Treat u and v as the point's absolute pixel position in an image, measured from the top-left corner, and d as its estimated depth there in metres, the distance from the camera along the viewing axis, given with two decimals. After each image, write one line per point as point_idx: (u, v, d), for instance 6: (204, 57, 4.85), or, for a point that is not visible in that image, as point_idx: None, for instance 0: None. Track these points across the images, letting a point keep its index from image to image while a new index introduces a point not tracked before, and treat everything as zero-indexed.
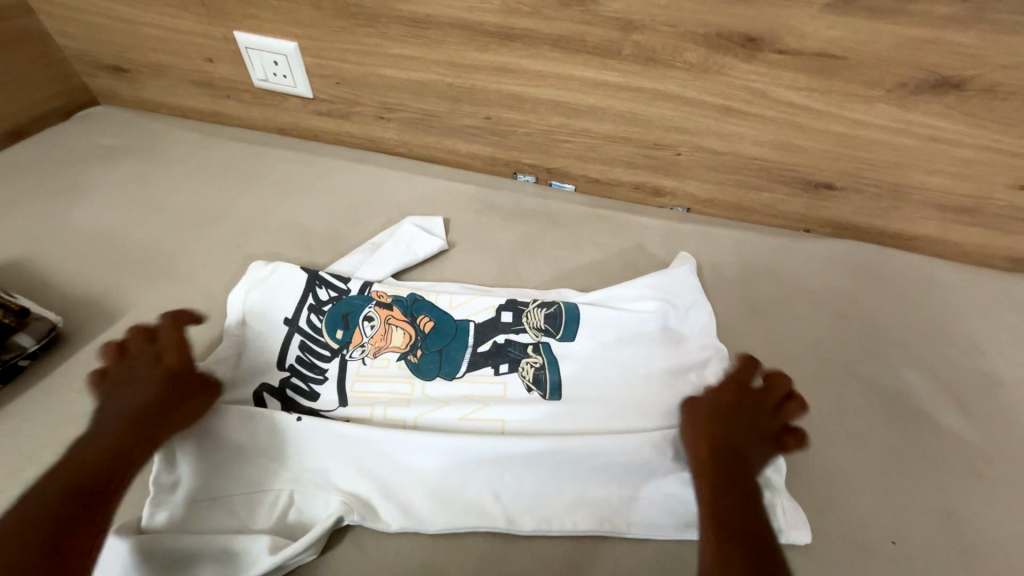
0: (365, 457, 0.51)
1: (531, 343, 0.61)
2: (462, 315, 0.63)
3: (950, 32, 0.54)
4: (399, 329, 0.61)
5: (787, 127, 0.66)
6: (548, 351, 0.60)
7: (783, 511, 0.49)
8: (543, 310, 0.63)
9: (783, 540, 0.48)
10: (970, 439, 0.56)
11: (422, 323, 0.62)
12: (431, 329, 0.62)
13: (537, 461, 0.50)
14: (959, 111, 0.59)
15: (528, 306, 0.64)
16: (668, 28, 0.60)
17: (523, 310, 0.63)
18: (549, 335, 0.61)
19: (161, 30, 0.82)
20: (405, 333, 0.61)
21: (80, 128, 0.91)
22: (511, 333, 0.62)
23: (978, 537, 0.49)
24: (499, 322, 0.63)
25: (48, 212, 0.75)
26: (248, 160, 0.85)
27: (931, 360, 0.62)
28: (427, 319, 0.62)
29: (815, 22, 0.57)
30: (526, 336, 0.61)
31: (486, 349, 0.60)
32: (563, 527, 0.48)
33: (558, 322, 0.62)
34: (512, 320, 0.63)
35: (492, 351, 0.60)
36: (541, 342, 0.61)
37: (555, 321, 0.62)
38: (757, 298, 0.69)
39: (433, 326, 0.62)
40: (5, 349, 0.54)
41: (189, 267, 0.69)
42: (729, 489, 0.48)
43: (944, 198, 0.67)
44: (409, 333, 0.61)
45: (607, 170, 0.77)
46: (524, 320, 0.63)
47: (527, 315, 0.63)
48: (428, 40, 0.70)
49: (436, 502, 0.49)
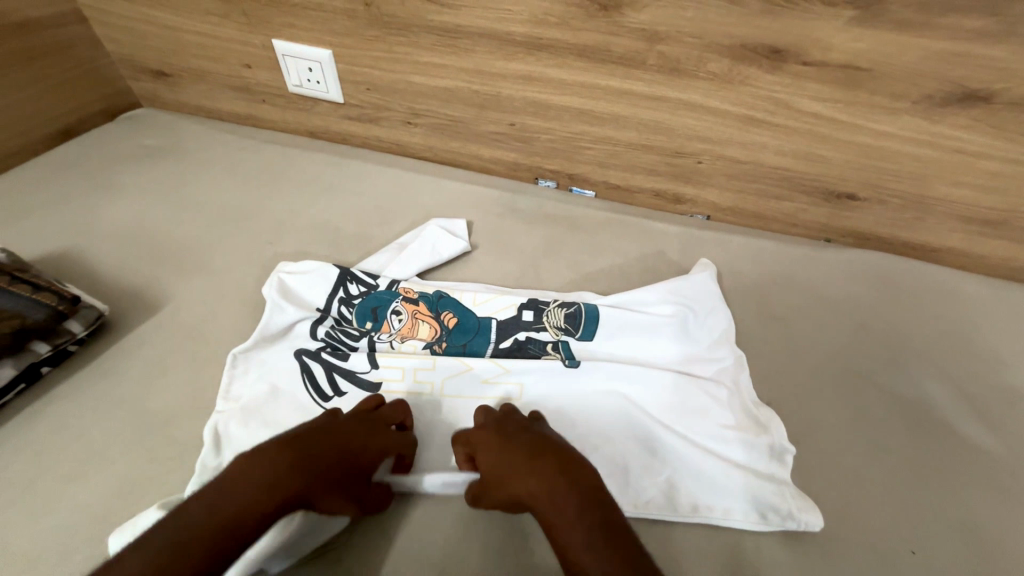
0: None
1: (551, 342, 0.62)
2: (485, 313, 0.65)
3: (978, 45, 0.54)
4: (426, 323, 0.63)
5: (811, 137, 0.66)
6: (567, 349, 0.62)
7: (792, 496, 0.50)
8: (563, 310, 0.64)
9: (796, 524, 0.48)
10: (995, 452, 0.55)
11: (446, 318, 0.64)
12: (455, 325, 0.63)
13: None
14: (987, 124, 0.59)
15: (549, 305, 0.65)
16: (693, 39, 0.62)
17: (544, 309, 0.65)
18: (569, 334, 0.63)
19: (202, 37, 0.86)
20: (431, 327, 0.63)
21: (124, 129, 0.96)
22: (532, 331, 0.63)
23: (1008, 554, 0.48)
24: (521, 320, 0.64)
25: (95, 208, 0.79)
26: (281, 161, 0.89)
27: (956, 373, 0.61)
28: (450, 315, 0.64)
29: (840, 34, 0.57)
30: (546, 334, 0.63)
31: (507, 346, 0.62)
32: None
33: (578, 321, 0.63)
34: (533, 319, 0.64)
35: (513, 348, 0.62)
36: (561, 340, 0.62)
37: (574, 320, 0.63)
38: (777, 306, 0.69)
39: (457, 322, 0.64)
40: (57, 335, 0.56)
41: (224, 262, 0.72)
42: (554, 504, 0.41)
43: (969, 211, 0.67)
44: (434, 327, 0.63)
45: (628, 177, 0.78)
46: (544, 319, 0.64)
47: (548, 315, 0.64)
48: (456, 49, 0.72)
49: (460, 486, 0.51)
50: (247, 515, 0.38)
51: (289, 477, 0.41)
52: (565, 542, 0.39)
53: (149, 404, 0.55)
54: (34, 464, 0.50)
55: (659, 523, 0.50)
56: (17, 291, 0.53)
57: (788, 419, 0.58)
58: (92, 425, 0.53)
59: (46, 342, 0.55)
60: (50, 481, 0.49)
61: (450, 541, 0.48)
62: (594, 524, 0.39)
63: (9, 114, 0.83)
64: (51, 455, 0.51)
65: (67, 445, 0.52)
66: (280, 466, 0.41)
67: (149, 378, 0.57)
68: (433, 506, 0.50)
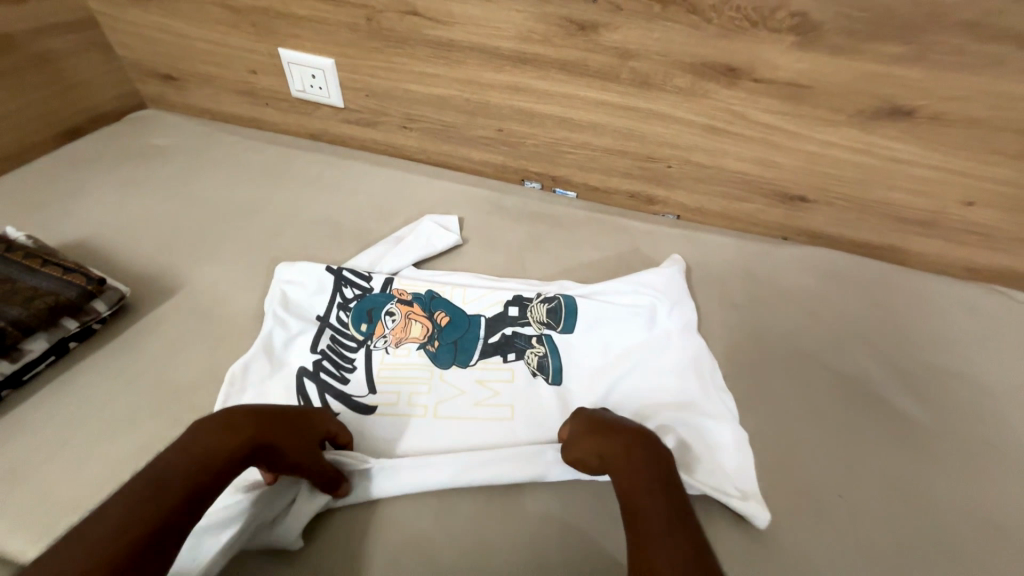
0: (388, 433, 0.59)
1: (535, 335, 0.68)
2: (475, 309, 0.70)
3: (900, 68, 0.64)
4: (418, 322, 0.69)
5: (765, 145, 0.75)
6: (550, 342, 0.67)
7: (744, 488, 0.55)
8: (544, 305, 0.71)
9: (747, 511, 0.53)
10: (919, 420, 0.63)
11: (438, 317, 0.69)
12: (447, 322, 0.69)
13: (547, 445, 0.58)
14: (912, 135, 0.68)
15: (533, 301, 0.71)
16: (660, 57, 0.70)
17: (528, 305, 0.71)
18: (551, 328, 0.69)
19: (211, 45, 0.92)
20: (423, 326, 0.68)
21: (131, 129, 1.01)
22: (517, 326, 0.69)
23: (920, 501, 0.56)
24: (507, 315, 0.70)
25: (107, 202, 0.84)
26: (284, 161, 0.94)
27: (890, 353, 0.70)
28: (443, 314, 0.70)
29: (785, 56, 0.66)
30: (531, 329, 0.69)
31: (496, 340, 0.68)
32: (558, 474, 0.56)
33: (559, 315, 0.70)
34: (518, 314, 0.70)
35: (500, 342, 0.67)
36: (544, 333, 0.68)
37: (555, 315, 0.70)
38: (738, 295, 0.77)
39: (449, 320, 0.69)
40: (84, 313, 0.61)
41: (232, 253, 0.77)
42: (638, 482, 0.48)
43: (904, 212, 0.76)
44: (427, 326, 0.68)
45: (605, 179, 0.86)
46: (528, 314, 0.70)
47: (531, 310, 0.70)
48: (450, 61, 0.80)
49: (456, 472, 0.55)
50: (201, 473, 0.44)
51: (234, 444, 0.46)
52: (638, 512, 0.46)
53: (170, 377, 0.61)
54: (67, 429, 0.55)
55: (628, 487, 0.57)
56: (51, 273, 0.60)
57: (744, 392, 0.65)
58: (117, 394, 0.58)
59: (75, 319, 0.60)
60: (82, 443, 0.54)
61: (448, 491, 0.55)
62: (665, 505, 0.46)
63: (23, 112, 0.88)
64: (82, 422, 0.56)
65: (96, 412, 0.57)
66: (230, 435, 0.47)
67: (167, 356, 0.63)
68: None
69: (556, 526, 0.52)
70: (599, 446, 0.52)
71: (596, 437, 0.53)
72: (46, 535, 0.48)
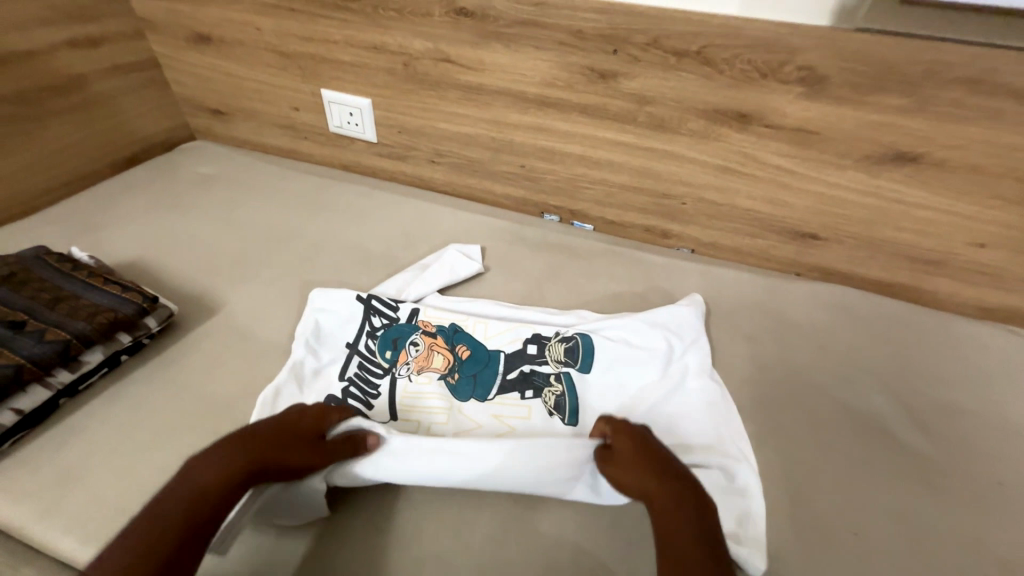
0: None
1: (553, 373, 0.69)
2: (495, 346, 0.72)
3: (902, 118, 0.67)
4: (440, 355, 0.70)
5: (775, 185, 0.78)
6: (568, 380, 0.68)
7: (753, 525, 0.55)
8: (562, 344, 0.71)
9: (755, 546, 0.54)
10: (934, 457, 0.63)
11: (460, 350, 0.71)
12: (468, 356, 0.70)
13: None
14: (917, 179, 0.71)
15: (551, 340, 0.72)
16: (675, 103, 0.75)
17: (546, 343, 0.72)
18: (569, 366, 0.69)
19: (259, 84, 1.01)
20: (445, 358, 0.70)
21: (180, 157, 1.09)
22: (535, 364, 0.70)
23: (936, 539, 0.56)
24: (525, 353, 0.71)
25: (156, 224, 0.90)
26: (318, 190, 1.01)
27: (903, 390, 0.70)
28: (464, 348, 0.71)
29: (793, 105, 0.71)
30: (548, 367, 0.69)
31: (514, 377, 0.68)
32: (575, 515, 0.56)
33: (576, 355, 0.70)
34: (536, 352, 0.71)
35: (519, 379, 0.68)
36: (562, 371, 0.69)
37: (573, 354, 0.70)
38: (751, 328, 0.78)
39: (469, 354, 0.71)
40: (136, 328, 0.65)
41: (269, 275, 0.82)
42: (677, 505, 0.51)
43: (914, 251, 0.78)
44: (448, 358, 0.70)
45: (622, 214, 0.90)
46: (546, 352, 0.71)
47: (549, 349, 0.71)
48: (478, 103, 0.86)
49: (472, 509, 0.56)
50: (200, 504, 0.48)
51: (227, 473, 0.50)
52: (675, 536, 0.49)
53: (209, 391, 0.64)
54: (114, 436, 0.59)
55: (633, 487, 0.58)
56: (111, 290, 0.65)
57: (756, 422, 0.66)
58: (160, 405, 0.62)
59: (128, 334, 0.64)
60: (127, 449, 0.58)
61: (465, 510, 0.56)
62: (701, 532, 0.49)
63: (87, 142, 0.96)
64: (127, 430, 0.60)
65: (141, 421, 0.61)
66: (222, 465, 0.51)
67: (207, 370, 0.67)
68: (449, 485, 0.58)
69: (569, 548, 0.54)
70: (641, 478, 0.53)
71: (642, 467, 0.54)
72: (91, 536, 0.51)
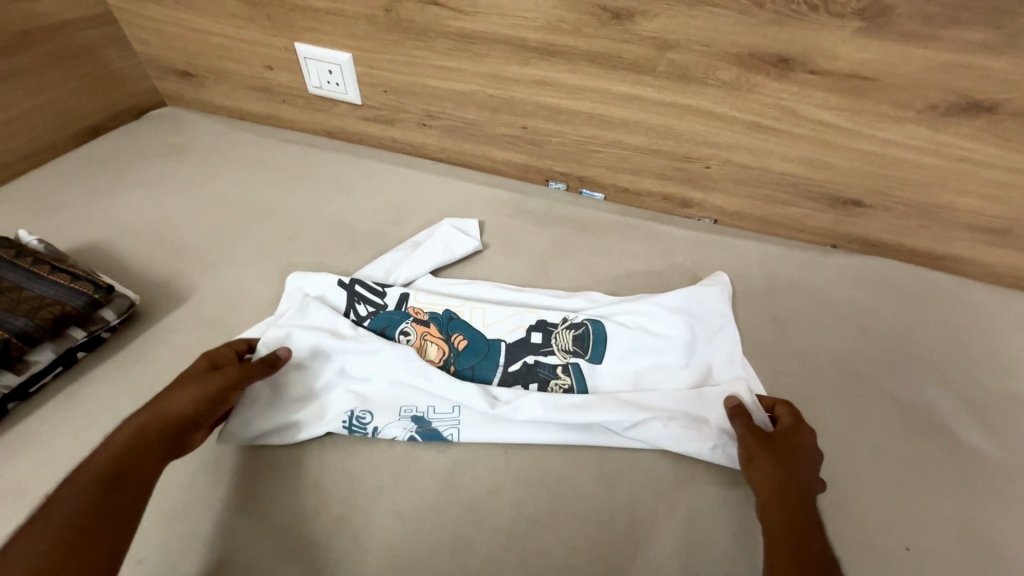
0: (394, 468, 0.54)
1: (560, 364, 0.61)
2: (494, 335, 0.64)
3: (983, 58, 0.56)
4: (434, 345, 0.63)
5: (816, 144, 0.68)
6: (577, 372, 0.61)
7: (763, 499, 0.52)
8: (571, 332, 0.64)
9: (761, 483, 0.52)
10: (991, 455, 0.56)
11: (456, 340, 0.63)
12: (464, 346, 0.63)
13: (576, 495, 0.52)
14: (991, 134, 0.60)
15: (557, 327, 0.64)
16: (702, 47, 0.64)
17: (552, 331, 0.64)
18: (578, 356, 0.62)
19: (228, 40, 0.90)
20: (439, 349, 0.63)
21: (148, 126, 0.99)
22: (540, 354, 0.62)
23: (995, 549, 0.49)
24: (529, 342, 0.63)
25: (121, 202, 0.83)
26: (299, 160, 0.92)
27: (955, 379, 0.62)
28: (461, 337, 0.64)
29: (846, 45, 0.59)
30: (554, 357, 0.62)
31: (516, 369, 0.61)
32: (580, 527, 0.50)
33: (586, 343, 0.63)
34: (541, 341, 0.63)
35: (522, 371, 0.61)
36: (570, 363, 0.61)
37: (583, 342, 0.63)
38: (780, 308, 0.70)
39: (467, 344, 0.63)
40: (92, 322, 0.60)
41: (245, 257, 0.75)
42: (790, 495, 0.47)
43: (975, 219, 0.67)
44: (443, 349, 0.63)
45: (637, 180, 0.80)
46: (552, 341, 0.63)
47: (556, 337, 0.64)
48: (472, 54, 0.75)
49: (472, 519, 0.51)
50: (114, 479, 0.44)
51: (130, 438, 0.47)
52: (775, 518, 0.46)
53: None
54: (74, 441, 0.54)
55: (644, 488, 0.53)
56: (59, 280, 0.60)
57: None
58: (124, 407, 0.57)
59: (82, 328, 0.59)
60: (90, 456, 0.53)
61: (461, 523, 0.51)
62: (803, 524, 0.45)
63: (42, 110, 0.87)
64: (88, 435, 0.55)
65: (105, 425, 0.56)
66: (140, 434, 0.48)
67: (175, 367, 0.61)
68: (444, 491, 0.53)
69: (581, 564, 0.48)
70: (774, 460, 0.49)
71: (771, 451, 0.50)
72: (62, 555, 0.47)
